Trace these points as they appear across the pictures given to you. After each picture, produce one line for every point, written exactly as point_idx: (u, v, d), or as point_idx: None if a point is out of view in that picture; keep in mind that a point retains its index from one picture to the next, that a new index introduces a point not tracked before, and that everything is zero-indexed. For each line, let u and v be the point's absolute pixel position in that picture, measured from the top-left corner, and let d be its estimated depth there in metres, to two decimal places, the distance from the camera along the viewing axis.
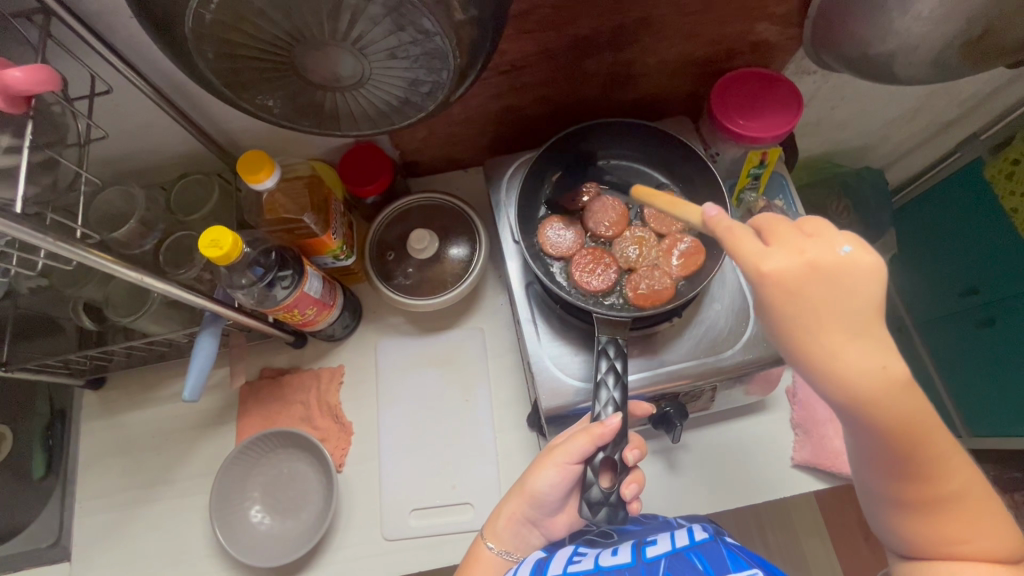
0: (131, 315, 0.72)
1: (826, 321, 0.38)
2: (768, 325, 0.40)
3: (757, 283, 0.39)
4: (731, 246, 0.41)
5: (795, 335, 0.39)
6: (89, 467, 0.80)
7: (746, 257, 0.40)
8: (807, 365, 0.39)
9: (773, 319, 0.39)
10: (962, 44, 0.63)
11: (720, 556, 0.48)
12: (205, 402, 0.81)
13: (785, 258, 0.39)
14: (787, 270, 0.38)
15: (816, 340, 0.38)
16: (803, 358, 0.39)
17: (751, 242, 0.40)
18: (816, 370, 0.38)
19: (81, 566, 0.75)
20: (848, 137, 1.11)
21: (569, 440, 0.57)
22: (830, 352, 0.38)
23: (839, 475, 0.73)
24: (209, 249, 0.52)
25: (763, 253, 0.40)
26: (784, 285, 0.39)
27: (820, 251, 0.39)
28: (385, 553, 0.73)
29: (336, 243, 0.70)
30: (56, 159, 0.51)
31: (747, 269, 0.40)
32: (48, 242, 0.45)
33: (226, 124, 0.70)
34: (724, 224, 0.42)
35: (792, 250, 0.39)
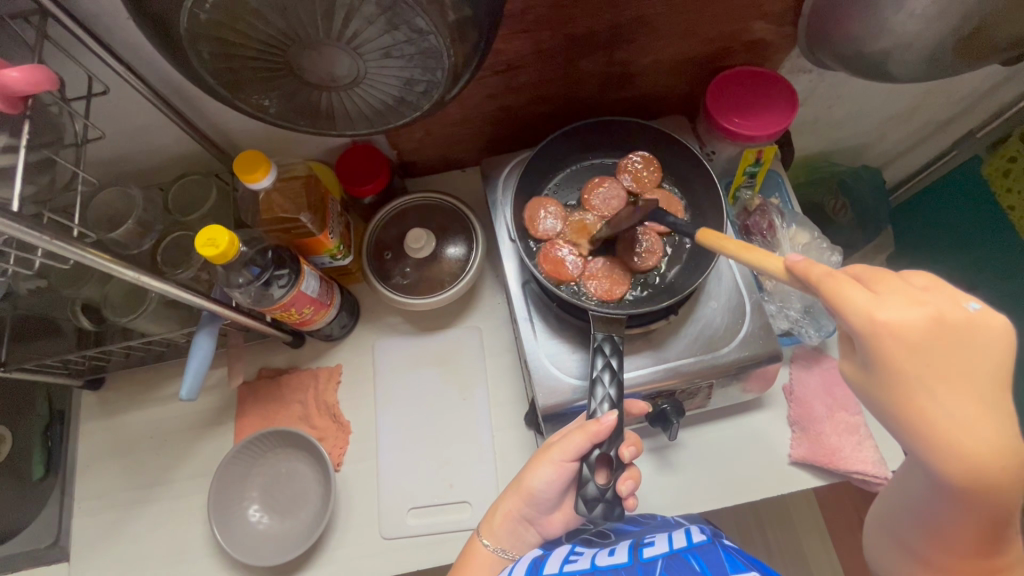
0: (129, 315, 0.72)
1: (945, 381, 0.35)
2: (871, 380, 0.38)
3: (871, 335, 0.36)
4: (834, 294, 0.38)
5: (906, 390, 0.36)
6: (87, 467, 0.80)
7: (853, 308, 0.37)
8: (916, 426, 0.36)
9: (882, 375, 0.37)
10: (956, 42, 0.63)
11: (717, 558, 0.48)
12: (204, 402, 0.81)
13: (902, 309, 0.36)
14: (908, 321, 0.35)
15: (932, 401, 0.35)
16: (912, 419, 0.36)
17: (859, 292, 0.37)
18: (921, 434, 0.35)
19: (79, 566, 0.75)
20: (845, 136, 1.11)
21: (566, 437, 0.57)
22: (952, 419, 0.34)
23: (836, 472, 0.73)
24: (206, 248, 0.52)
25: (874, 302, 0.37)
26: (902, 338, 0.36)
27: (945, 305, 0.36)
28: (383, 552, 0.73)
29: (333, 243, 0.71)
30: (53, 159, 0.51)
31: (858, 319, 0.37)
32: (45, 241, 0.45)
33: (223, 125, 0.70)
34: (815, 271, 0.39)
35: (911, 301, 0.36)
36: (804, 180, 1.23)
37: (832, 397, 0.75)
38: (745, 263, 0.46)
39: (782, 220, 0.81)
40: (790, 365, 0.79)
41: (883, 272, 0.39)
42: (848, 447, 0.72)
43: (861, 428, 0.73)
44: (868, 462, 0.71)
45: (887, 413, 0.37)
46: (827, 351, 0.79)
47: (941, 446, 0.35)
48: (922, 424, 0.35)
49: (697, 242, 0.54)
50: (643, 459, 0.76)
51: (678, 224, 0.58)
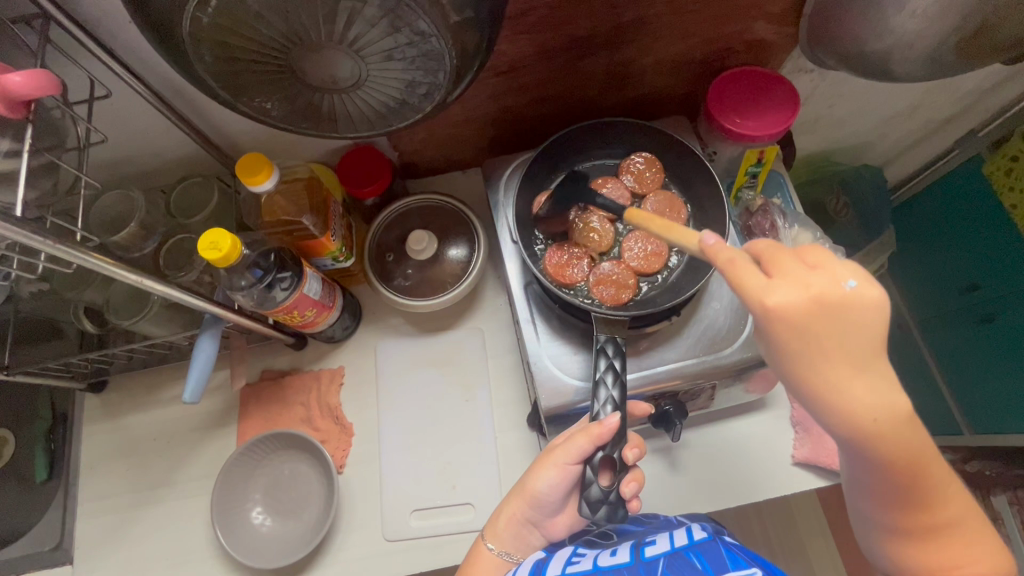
0: (132, 317, 0.72)
1: (828, 355, 0.39)
2: (772, 357, 0.42)
3: (764, 318, 0.40)
4: (734, 279, 0.41)
5: (794, 364, 0.40)
6: (91, 470, 0.80)
7: (750, 293, 0.40)
8: (809, 394, 0.40)
9: (777, 353, 0.41)
10: (957, 41, 0.63)
11: (719, 557, 0.48)
12: (207, 404, 0.81)
13: (791, 291, 0.39)
14: (791, 303, 0.39)
15: (816, 373, 0.40)
16: (806, 390, 0.41)
17: (754, 277, 0.41)
18: (819, 402, 0.40)
19: (84, 567, 0.75)
20: (846, 135, 1.11)
21: (568, 441, 0.57)
22: (835, 386, 0.39)
23: (839, 473, 0.73)
24: (208, 251, 0.52)
25: (767, 288, 0.40)
26: (788, 319, 0.39)
27: (828, 284, 0.40)
28: (387, 554, 0.73)
29: (336, 245, 0.70)
30: (56, 163, 0.51)
31: (753, 303, 0.40)
32: (49, 245, 0.45)
33: (225, 127, 0.70)
34: (722, 251, 0.42)
35: (799, 284, 0.40)
36: (805, 179, 1.23)
37: None
38: (671, 243, 0.46)
39: (785, 220, 0.79)
40: None
41: (786, 252, 0.42)
42: None
43: None
44: None
45: (788, 384, 0.42)
46: None
47: (836, 410, 0.40)
48: (812, 391, 0.40)
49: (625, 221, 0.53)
50: (645, 460, 0.76)
51: (607, 203, 0.66)
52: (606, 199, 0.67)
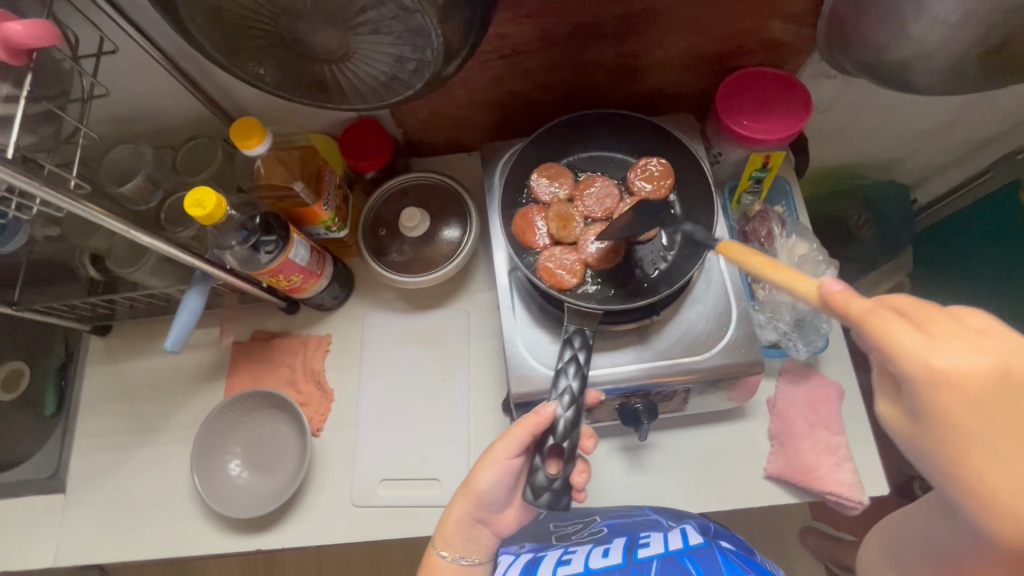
0: (130, 267, 0.76)
1: (1010, 444, 0.31)
2: (927, 443, 0.33)
3: (930, 387, 0.31)
4: (881, 332, 0.33)
5: (965, 459, 0.32)
6: (90, 408, 0.85)
7: (907, 353, 0.32)
8: (969, 486, 0.32)
9: (939, 436, 0.32)
10: (980, 53, 0.59)
11: (712, 561, 0.52)
12: (200, 357, 0.85)
13: (966, 357, 0.31)
14: (974, 372, 0.31)
15: (995, 469, 0.31)
16: (972, 487, 0.32)
17: (908, 331, 0.32)
18: (980, 502, 0.32)
19: (76, 498, 0.80)
20: (873, 148, 1.06)
21: (505, 436, 0.59)
22: (1017, 487, 0.31)
23: (810, 491, 0.71)
24: (193, 208, 0.54)
25: (930, 347, 0.32)
26: (967, 392, 0.31)
27: (1017, 354, 0.31)
28: (352, 519, 0.76)
29: (327, 215, 0.72)
30: (55, 112, 0.53)
31: (911, 364, 0.32)
32: (34, 188, 0.47)
33: (232, 92, 0.72)
34: (849, 299, 0.35)
35: (974, 347, 0.31)
36: (827, 191, 1.19)
37: (815, 416, 0.73)
38: (772, 280, 0.43)
39: (782, 228, 0.77)
40: (776, 378, 0.77)
41: (938, 309, 0.34)
42: (826, 467, 0.71)
43: (841, 449, 0.71)
44: (844, 484, 0.70)
45: (934, 471, 0.34)
46: (818, 368, 0.77)
47: (998, 518, 0.32)
48: (974, 486, 0.32)
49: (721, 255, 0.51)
50: (614, 458, 0.76)
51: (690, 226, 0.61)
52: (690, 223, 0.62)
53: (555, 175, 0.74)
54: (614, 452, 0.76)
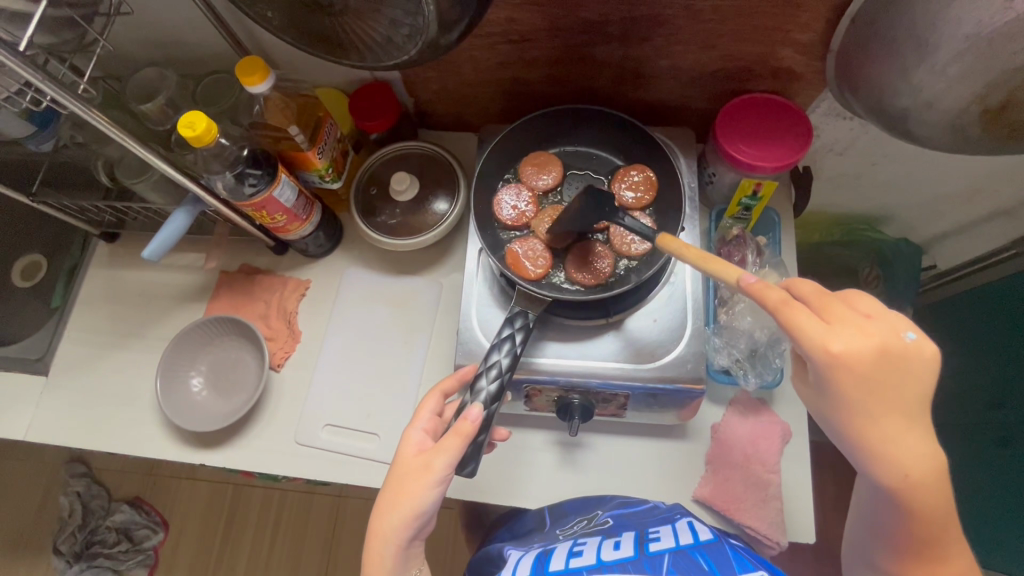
0: (133, 178, 0.82)
1: (887, 405, 0.45)
2: (826, 403, 0.47)
3: (827, 361, 0.44)
4: (789, 320, 0.46)
5: (859, 416, 0.45)
6: (83, 305, 0.91)
7: (811, 338, 0.45)
8: (864, 444, 0.46)
9: (835, 397, 0.46)
10: (979, 112, 0.57)
11: (724, 556, 0.54)
12: (189, 278, 0.91)
13: (852, 341, 0.44)
14: (857, 350, 0.44)
15: (877, 424, 0.45)
16: (859, 435, 0.46)
17: (811, 321, 0.45)
18: (868, 447, 0.45)
19: (55, 384, 0.87)
20: (890, 202, 1.03)
21: (438, 454, 0.54)
22: (887, 438, 0.45)
23: (730, 522, 0.71)
24: (185, 129, 0.60)
25: (829, 334, 0.45)
26: (853, 365, 0.44)
27: (889, 333, 0.45)
28: (293, 455, 0.79)
29: (321, 164, 0.76)
30: (73, 17, 0.59)
31: (815, 347, 0.45)
32: (38, 81, 0.53)
33: (256, 35, 0.77)
34: (773, 297, 0.47)
35: (861, 333, 0.45)
36: (839, 239, 1.15)
37: (752, 451, 0.73)
38: (710, 274, 0.52)
39: (756, 258, 0.77)
40: (726, 407, 0.76)
41: (833, 300, 0.47)
42: (751, 501, 0.71)
43: (771, 488, 0.71)
44: (763, 521, 0.70)
45: (838, 429, 0.47)
46: (770, 405, 0.76)
47: (882, 461, 0.45)
48: (866, 443, 0.45)
49: (657, 245, 0.58)
50: (548, 450, 0.77)
51: (633, 225, 0.62)
52: (631, 220, 0.63)
53: (542, 164, 0.76)
54: (549, 445, 0.77)
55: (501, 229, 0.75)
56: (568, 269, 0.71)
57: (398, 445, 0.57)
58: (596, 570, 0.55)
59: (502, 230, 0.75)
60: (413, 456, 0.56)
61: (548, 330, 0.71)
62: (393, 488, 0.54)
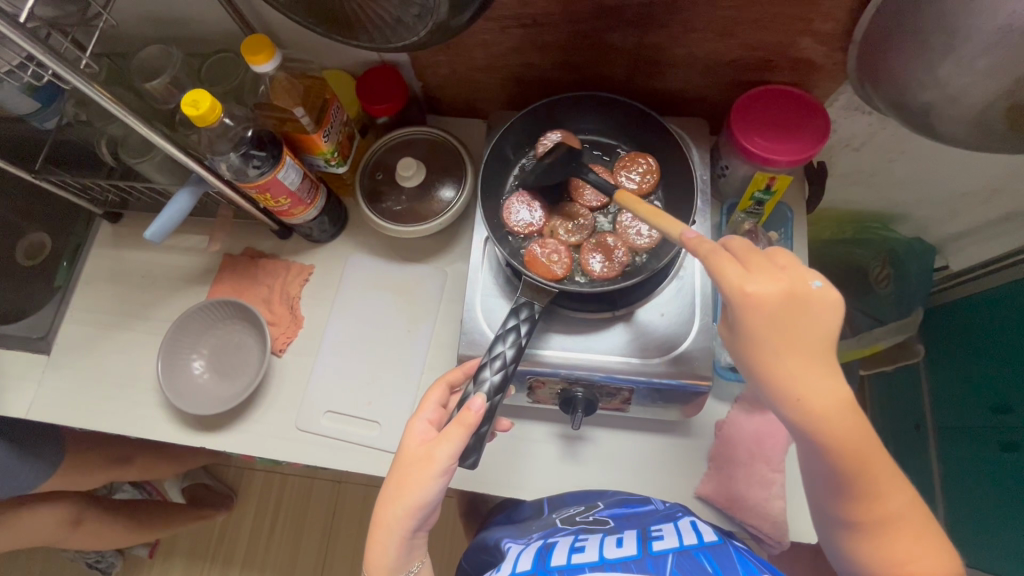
0: (138, 157, 0.81)
1: (794, 346, 0.45)
2: (741, 349, 0.48)
3: (739, 302, 0.46)
4: (712, 265, 0.47)
5: (765, 355, 0.46)
6: (86, 285, 0.91)
7: (728, 281, 0.46)
8: (769, 384, 0.46)
9: (748, 340, 0.47)
10: (1005, 108, 0.56)
11: (729, 559, 0.54)
12: (194, 260, 0.90)
13: (763, 284, 0.46)
14: (766, 294, 0.45)
15: (783, 363, 0.45)
16: (768, 377, 0.46)
17: (730, 267, 0.47)
18: (775, 389, 0.46)
19: (58, 363, 0.86)
20: (905, 200, 1.01)
21: (441, 444, 0.53)
22: (795, 378, 0.45)
23: (732, 519, 0.71)
24: (189, 108, 0.59)
25: (744, 279, 0.46)
26: (763, 306, 0.45)
27: (797, 280, 0.46)
28: (294, 440, 0.79)
29: (327, 147, 0.75)
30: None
31: (731, 291, 0.46)
32: (39, 54, 0.51)
33: (263, 13, 0.75)
34: (699, 244, 0.48)
35: (773, 279, 0.46)
36: (851, 237, 1.14)
37: (758, 449, 0.72)
38: (657, 229, 0.52)
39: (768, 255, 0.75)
40: (732, 403, 0.75)
41: (755, 252, 0.49)
42: (754, 499, 0.70)
43: (774, 486, 0.70)
44: (766, 520, 0.69)
45: (751, 372, 0.48)
46: None
47: (787, 398, 0.45)
48: (774, 385, 0.46)
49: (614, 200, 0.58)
50: (550, 442, 0.76)
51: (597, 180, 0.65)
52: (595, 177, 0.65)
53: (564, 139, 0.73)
54: (552, 437, 0.76)
55: (512, 238, 0.72)
56: (584, 264, 0.70)
57: (402, 436, 0.57)
58: (597, 567, 0.54)
59: (516, 240, 0.72)
60: (417, 446, 0.55)
61: (553, 322, 0.70)
62: (397, 478, 0.54)
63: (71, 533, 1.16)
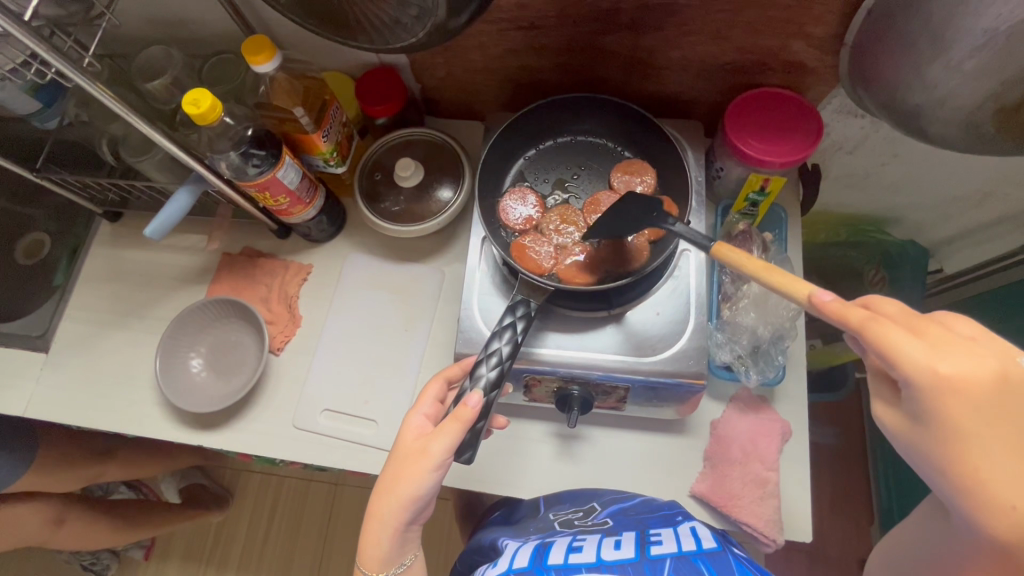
0: (138, 156, 0.82)
1: (1003, 440, 0.38)
2: (928, 441, 0.40)
3: (938, 388, 0.38)
4: (887, 340, 0.39)
5: (963, 450, 0.39)
6: (84, 283, 0.91)
7: (917, 361, 0.38)
8: (974, 489, 0.39)
9: (943, 432, 0.39)
10: (994, 110, 0.56)
11: (726, 565, 0.54)
12: (192, 260, 0.90)
13: (962, 362, 0.38)
14: (971, 377, 0.38)
15: (987, 459, 0.38)
16: (968, 476, 0.39)
17: (914, 342, 0.39)
18: (978, 490, 0.38)
19: (55, 361, 0.87)
20: (898, 203, 1.02)
21: (437, 438, 0.54)
22: (1005, 480, 0.38)
23: (727, 518, 0.71)
24: (190, 106, 0.59)
25: (936, 356, 0.39)
26: (965, 390, 0.38)
27: (1003, 358, 0.39)
28: (291, 439, 0.79)
29: (326, 147, 0.76)
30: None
31: (923, 373, 0.38)
32: (42, 52, 0.52)
33: (263, 15, 0.76)
34: (858, 315, 0.41)
35: (976, 357, 0.39)
36: (846, 240, 1.15)
37: (752, 447, 0.72)
38: (772, 288, 0.47)
39: (764, 255, 0.76)
40: (727, 403, 0.76)
41: (926, 319, 0.41)
42: (749, 498, 0.70)
43: (768, 484, 0.70)
44: (761, 518, 0.69)
45: (937, 470, 0.40)
46: (770, 403, 0.75)
47: (994, 505, 0.38)
48: (976, 487, 0.39)
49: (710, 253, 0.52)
50: (546, 441, 0.76)
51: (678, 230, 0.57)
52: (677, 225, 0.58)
53: (631, 173, 0.73)
54: (547, 436, 0.77)
55: (505, 231, 0.73)
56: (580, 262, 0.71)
57: (399, 430, 0.57)
58: (595, 568, 0.54)
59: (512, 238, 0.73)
60: (413, 440, 0.56)
61: (550, 320, 0.71)
62: (392, 472, 0.54)
63: (56, 532, 1.15)
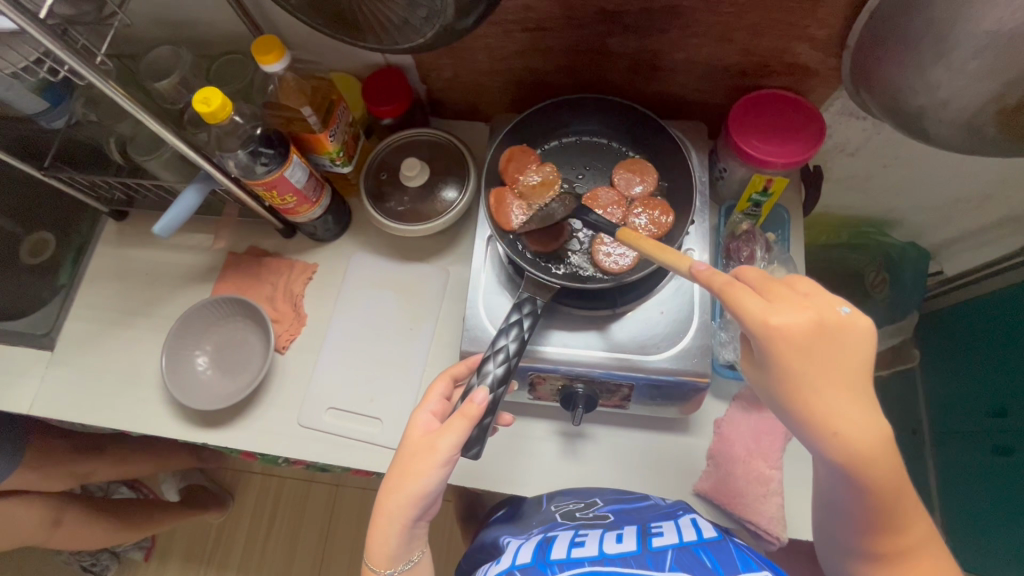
0: (146, 155, 0.82)
1: (832, 382, 0.44)
2: (775, 387, 0.47)
3: (766, 336, 0.45)
4: (733, 300, 0.46)
5: (803, 393, 0.45)
6: (90, 282, 0.92)
7: (754, 316, 0.45)
8: (811, 422, 0.45)
9: (780, 376, 0.46)
10: (997, 111, 0.57)
11: (729, 556, 0.54)
12: (198, 259, 0.91)
13: (790, 315, 0.45)
14: (794, 325, 0.44)
15: (825, 402, 0.44)
16: (811, 418, 0.45)
17: (752, 298, 0.46)
18: (823, 430, 0.45)
19: (60, 360, 0.87)
20: (899, 205, 1.03)
21: (444, 434, 0.54)
22: (833, 413, 0.44)
23: (730, 516, 0.71)
24: (201, 105, 0.60)
25: (769, 309, 0.45)
26: (790, 338, 0.44)
27: (824, 309, 0.45)
28: (296, 437, 0.80)
29: (333, 147, 0.77)
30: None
31: (755, 323, 0.45)
32: (56, 50, 0.53)
33: (272, 16, 0.77)
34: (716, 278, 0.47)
35: (799, 308, 0.45)
36: (847, 241, 1.15)
37: (756, 446, 0.73)
38: (661, 261, 0.52)
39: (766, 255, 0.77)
40: (731, 402, 0.76)
41: (775, 281, 0.48)
42: (752, 497, 0.70)
43: (772, 483, 0.71)
44: (765, 517, 0.69)
45: (781, 406, 0.47)
46: None
47: (829, 435, 0.44)
48: (814, 422, 0.45)
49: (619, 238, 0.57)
50: (550, 440, 0.77)
51: (597, 221, 0.67)
52: (597, 218, 0.67)
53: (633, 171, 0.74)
54: (551, 435, 0.77)
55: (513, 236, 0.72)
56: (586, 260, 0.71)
57: (406, 428, 0.57)
58: (597, 562, 0.54)
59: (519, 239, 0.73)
60: (420, 436, 0.56)
61: (554, 319, 0.71)
62: (400, 468, 0.55)
63: (51, 533, 1.13)
